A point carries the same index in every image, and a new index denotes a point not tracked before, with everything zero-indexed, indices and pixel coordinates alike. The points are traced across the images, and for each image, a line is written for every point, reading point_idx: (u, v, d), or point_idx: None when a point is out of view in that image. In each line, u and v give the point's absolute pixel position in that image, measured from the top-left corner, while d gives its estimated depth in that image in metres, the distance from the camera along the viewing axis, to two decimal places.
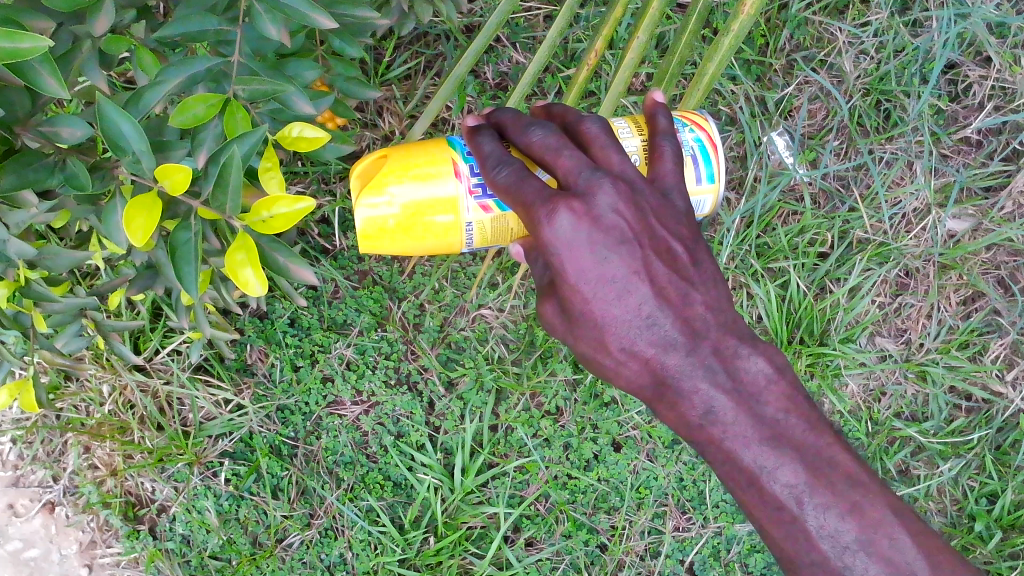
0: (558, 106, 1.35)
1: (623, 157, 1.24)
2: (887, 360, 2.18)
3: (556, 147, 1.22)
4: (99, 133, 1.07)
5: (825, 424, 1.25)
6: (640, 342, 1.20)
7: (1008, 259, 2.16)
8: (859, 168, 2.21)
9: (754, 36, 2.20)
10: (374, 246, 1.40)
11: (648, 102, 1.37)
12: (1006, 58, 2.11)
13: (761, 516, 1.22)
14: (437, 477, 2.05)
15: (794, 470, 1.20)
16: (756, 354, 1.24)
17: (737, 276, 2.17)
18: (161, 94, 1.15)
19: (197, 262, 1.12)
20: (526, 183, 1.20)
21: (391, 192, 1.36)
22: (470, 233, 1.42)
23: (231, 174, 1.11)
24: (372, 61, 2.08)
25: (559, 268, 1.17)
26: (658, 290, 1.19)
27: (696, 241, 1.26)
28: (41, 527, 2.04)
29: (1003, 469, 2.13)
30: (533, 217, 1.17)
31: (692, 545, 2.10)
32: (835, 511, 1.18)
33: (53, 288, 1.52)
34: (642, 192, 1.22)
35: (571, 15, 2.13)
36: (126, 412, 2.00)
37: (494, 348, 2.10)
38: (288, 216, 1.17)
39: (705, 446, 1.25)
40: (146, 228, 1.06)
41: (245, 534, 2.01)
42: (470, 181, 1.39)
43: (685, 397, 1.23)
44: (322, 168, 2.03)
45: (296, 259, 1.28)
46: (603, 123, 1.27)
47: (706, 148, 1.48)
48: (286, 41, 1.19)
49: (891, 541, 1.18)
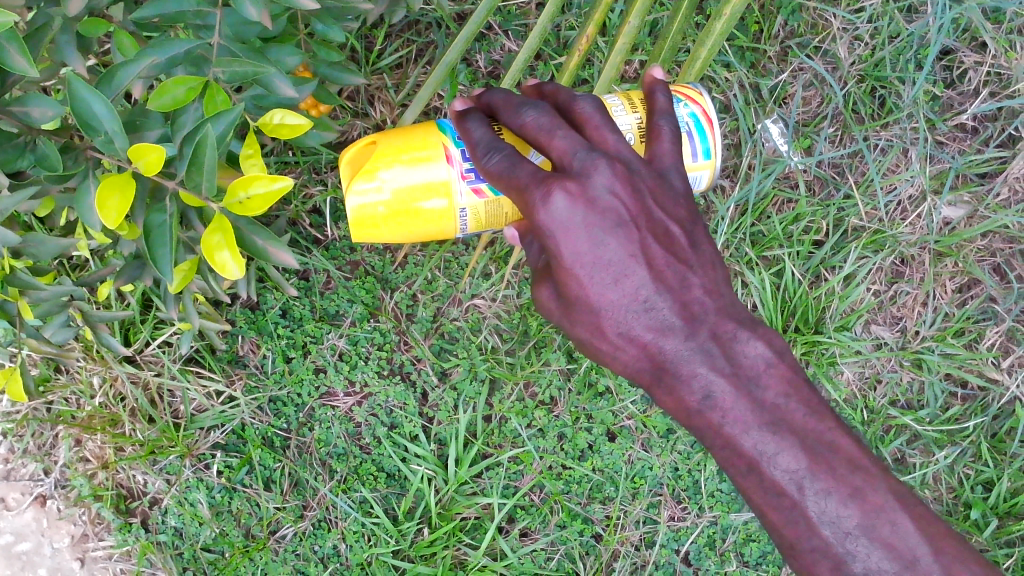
0: (550, 86, 1.33)
1: (618, 137, 1.22)
2: (883, 348, 2.17)
3: (549, 128, 1.20)
4: (71, 112, 1.05)
5: (826, 408, 1.24)
6: (638, 327, 1.18)
7: (1004, 247, 2.15)
8: (854, 155, 2.19)
9: (749, 22, 2.18)
10: (366, 234, 1.38)
11: (647, 78, 1.35)
12: (1001, 44, 2.10)
13: (761, 503, 1.21)
14: (431, 468, 2.04)
15: (794, 455, 1.19)
16: (755, 338, 1.23)
17: (732, 265, 2.16)
18: (135, 74, 1.16)
19: (172, 245, 1.12)
20: (519, 167, 1.18)
21: (382, 177, 1.35)
22: (464, 218, 1.40)
23: (206, 152, 1.09)
24: (363, 49, 2.06)
25: (554, 251, 1.16)
26: (655, 273, 1.18)
27: (694, 222, 1.25)
28: (33, 520, 2.03)
29: (999, 457, 2.13)
30: (527, 200, 1.16)
31: (687, 535, 2.09)
32: (837, 497, 1.17)
33: (39, 279, 1.54)
34: (639, 172, 1.20)
35: (563, 2, 2.11)
36: (117, 404, 1.99)
37: (488, 339, 2.08)
38: (265, 198, 1.16)
39: (704, 432, 1.24)
40: (119, 209, 1.06)
41: (238, 526, 2.00)
42: (462, 166, 1.37)
43: (683, 382, 1.21)
44: (312, 157, 2.01)
45: (274, 241, 1.29)
46: (597, 103, 1.25)
47: (701, 123, 1.46)
48: (267, 22, 1.16)
49: (892, 526, 1.17)
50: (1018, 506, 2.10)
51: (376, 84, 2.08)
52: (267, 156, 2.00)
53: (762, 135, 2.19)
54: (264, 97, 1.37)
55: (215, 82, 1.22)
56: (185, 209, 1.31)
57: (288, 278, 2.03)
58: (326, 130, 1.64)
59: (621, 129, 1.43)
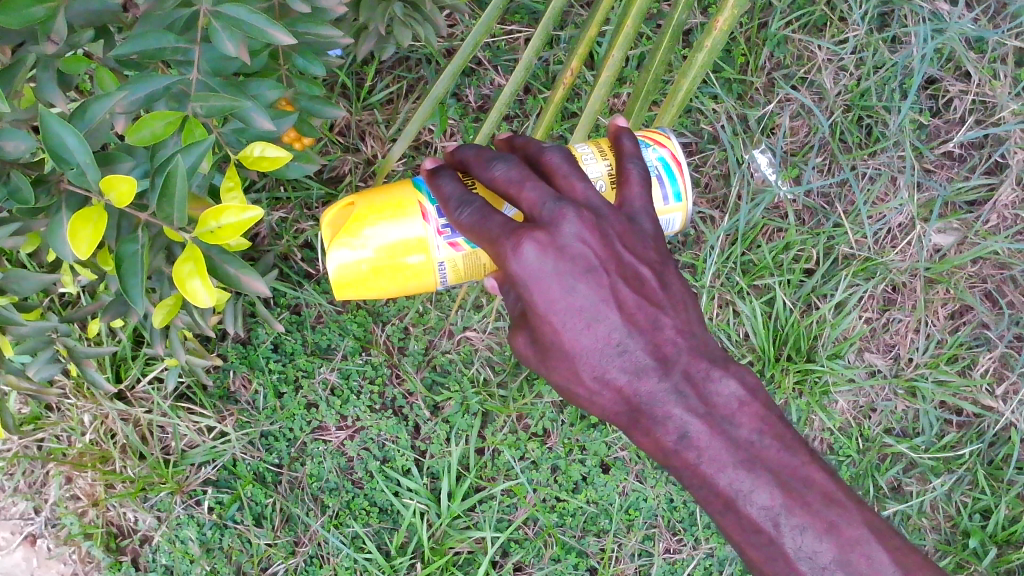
0: (520, 137, 1.35)
1: (586, 184, 1.23)
2: (876, 376, 2.16)
3: (518, 180, 1.21)
4: (43, 146, 1.05)
5: (800, 444, 1.24)
6: (613, 370, 1.19)
7: (995, 273, 2.16)
8: (843, 183, 2.20)
9: (734, 54, 2.20)
10: (348, 291, 1.40)
11: (612, 127, 1.38)
12: (984, 73, 2.12)
13: (740, 540, 1.21)
14: (423, 502, 2.03)
15: (769, 492, 1.19)
16: (728, 376, 1.23)
17: (723, 294, 2.16)
18: (108, 106, 1.17)
19: (143, 274, 1.12)
20: (490, 219, 1.19)
21: (365, 236, 1.36)
22: (443, 272, 1.41)
23: (176, 182, 1.09)
24: (354, 86, 2.08)
25: (528, 300, 1.16)
26: (627, 317, 1.18)
27: (665, 264, 1.26)
28: (23, 560, 2.02)
29: (995, 484, 2.11)
30: (498, 250, 1.16)
31: (683, 567, 2.07)
32: (812, 532, 1.17)
33: (23, 315, 1.53)
34: (608, 218, 1.21)
35: (549, 38, 2.15)
36: (107, 441, 1.98)
37: (479, 371, 2.08)
38: (236, 227, 1.16)
39: (682, 471, 1.23)
40: (91, 240, 1.07)
41: (229, 563, 1.99)
42: (438, 222, 1.38)
43: (659, 422, 1.21)
44: (303, 193, 2.03)
45: (247, 270, 1.29)
46: (565, 153, 1.26)
47: (670, 166, 1.46)
48: (245, 56, 1.20)
49: (868, 560, 1.17)
50: (1017, 534, 2.08)
51: (367, 120, 2.10)
52: (259, 192, 2.03)
53: (750, 164, 2.21)
54: (244, 130, 1.37)
55: (194, 117, 1.24)
56: (169, 245, 1.31)
57: (278, 313, 2.04)
58: (308, 162, 1.63)
59: (592, 176, 1.43)
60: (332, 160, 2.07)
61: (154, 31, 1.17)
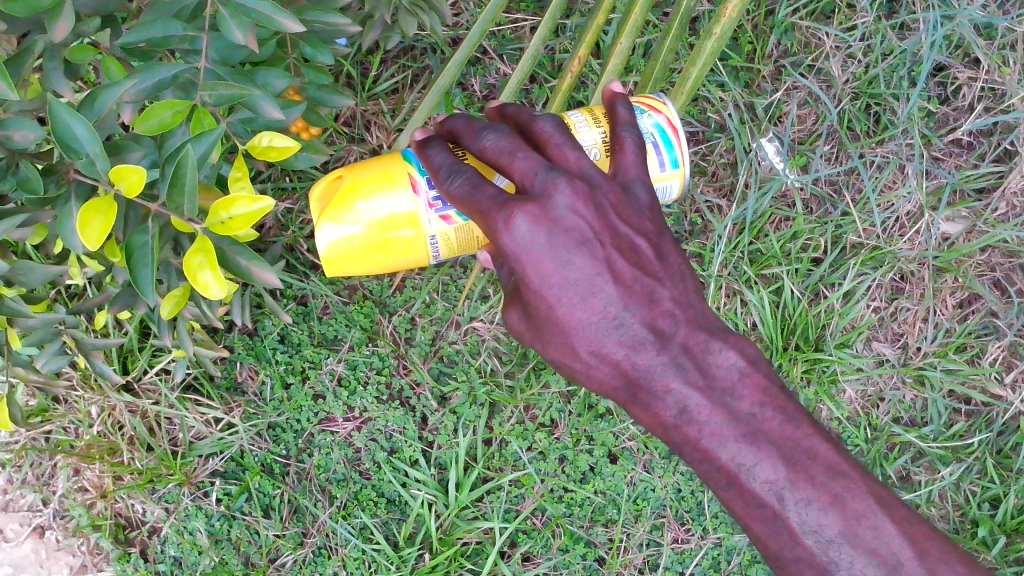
0: (510, 106, 1.34)
1: (579, 153, 1.22)
2: (884, 365, 2.16)
3: (510, 150, 1.21)
4: (51, 134, 1.04)
5: (803, 415, 1.25)
6: (610, 344, 1.19)
7: (1003, 261, 2.14)
8: (851, 171, 2.19)
9: (742, 42, 2.19)
10: (341, 268, 1.39)
11: (607, 93, 1.35)
12: (994, 59, 2.10)
13: (744, 515, 1.21)
14: (431, 493, 2.02)
15: (772, 466, 1.19)
16: (727, 348, 1.23)
17: (731, 284, 2.15)
18: (117, 96, 1.15)
19: (154, 265, 1.12)
20: (481, 191, 1.18)
21: (357, 210, 1.36)
22: (435, 245, 1.40)
23: (187, 172, 1.08)
24: (360, 75, 2.08)
25: (521, 274, 1.16)
26: (622, 289, 1.18)
27: (661, 234, 1.25)
28: (31, 552, 2.02)
29: (1004, 474, 2.10)
30: (490, 223, 1.16)
31: (692, 557, 2.07)
32: (817, 505, 1.18)
33: (30, 307, 1.52)
34: (601, 188, 1.20)
35: (556, 26, 2.13)
36: (115, 433, 1.99)
37: (487, 361, 2.07)
38: (246, 217, 1.16)
39: (683, 446, 1.25)
40: (101, 230, 1.07)
41: (237, 554, 1.99)
42: (429, 195, 1.36)
43: (657, 397, 1.22)
44: (310, 184, 2.03)
45: (258, 260, 1.27)
46: (557, 121, 1.25)
47: (666, 132, 1.45)
48: (253, 44, 1.18)
49: (875, 531, 1.17)
50: None
51: (372, 110, 2.10)
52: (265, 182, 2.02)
53: (758, 153, 2.19)
54: (252, 120, 1.36)
55: (202, 105, 1.22)
56: (178, 235, 1.31)
57: (286, 304, 2.03)
58: (316, 152, 1.62)
59: (586, 144, 1.41)
60: (337, 151, 2.06)
61: (161, 17, 1.17)
